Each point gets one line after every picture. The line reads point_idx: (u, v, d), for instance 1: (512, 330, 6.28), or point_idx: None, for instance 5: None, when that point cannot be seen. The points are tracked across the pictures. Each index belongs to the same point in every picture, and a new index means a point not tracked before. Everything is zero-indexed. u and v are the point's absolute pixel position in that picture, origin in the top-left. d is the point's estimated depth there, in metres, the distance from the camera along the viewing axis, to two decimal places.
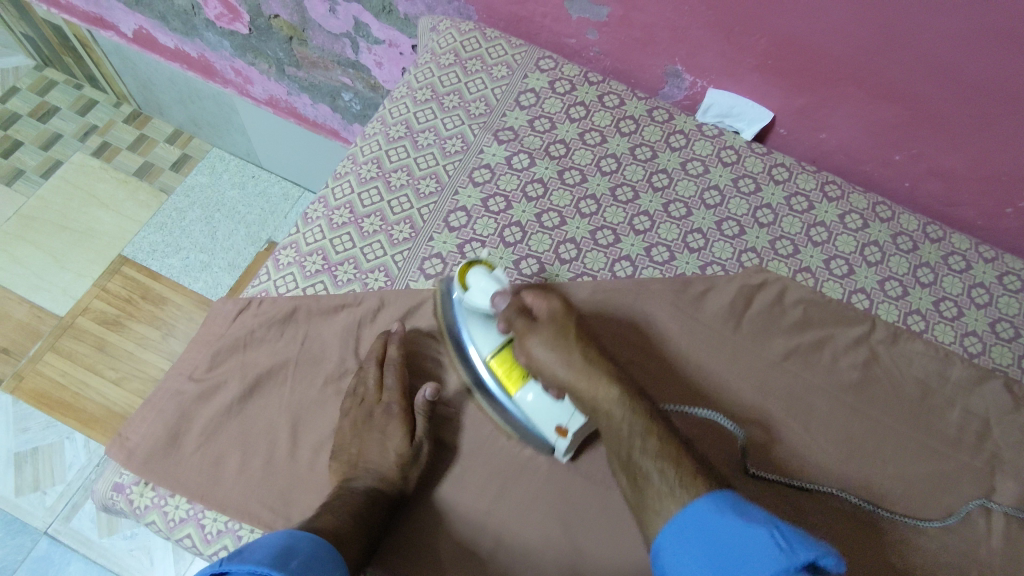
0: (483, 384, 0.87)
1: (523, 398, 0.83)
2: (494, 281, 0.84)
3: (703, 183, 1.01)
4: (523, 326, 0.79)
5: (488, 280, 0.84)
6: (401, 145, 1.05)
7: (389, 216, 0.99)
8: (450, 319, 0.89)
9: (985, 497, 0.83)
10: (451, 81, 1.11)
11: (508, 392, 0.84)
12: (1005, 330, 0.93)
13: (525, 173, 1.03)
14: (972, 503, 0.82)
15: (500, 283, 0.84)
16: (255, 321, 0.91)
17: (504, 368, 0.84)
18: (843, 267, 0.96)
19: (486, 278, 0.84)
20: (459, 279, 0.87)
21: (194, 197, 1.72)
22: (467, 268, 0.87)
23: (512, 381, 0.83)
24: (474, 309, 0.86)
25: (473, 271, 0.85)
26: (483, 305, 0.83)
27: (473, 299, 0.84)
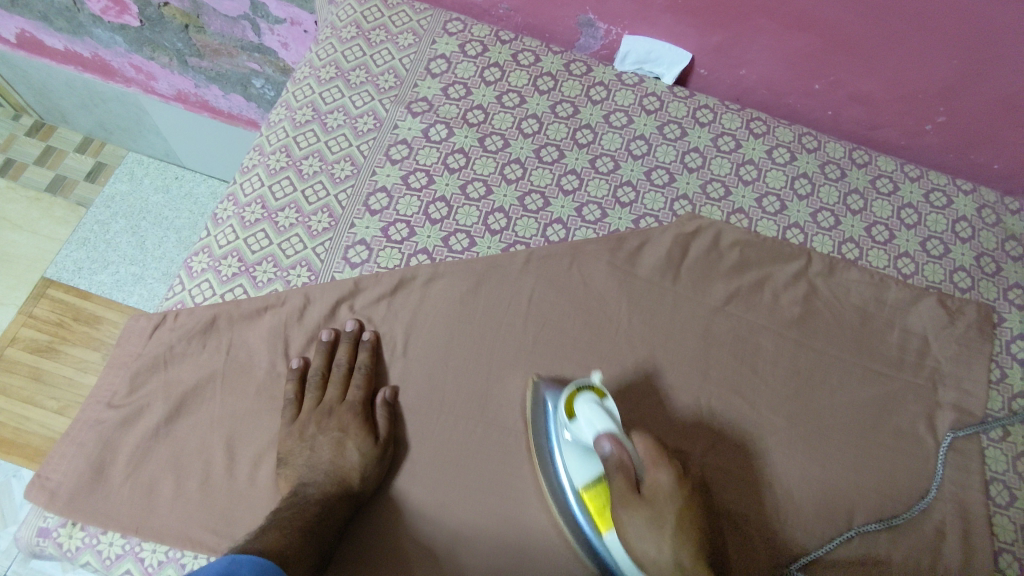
0: (568, 514, 0.68)
1: (615, 544, 0.64)
2: (604, 413, 0.64)
3: (629, 133, 0.91)
4: (624, 487, 0.62)
5: (598, 411, 0.64)
6: (281, 126, 0.87)
7: (271, 203, 0.81)
8: (540, 437, 0.71)
9: (953, 431, 0.77)
10: (355, 55, 0.93)
11: (596, 530, 0.65)
12: (935, 247, 0.88)
13: (445, 144, 0.87)
14: (943, 441, 0.76)
15: (612, 415, 0.65)
16: (173, 336, 0.73)
17: (596, 504, 0.66)
18: (776, 204, 0.89)
19: (597, 407, 0.65)
20: (566, 407, 0.67)
21: (115, 207, 1.60)
22: (576, 392, 0.67)
23: (604, 518, 0.65)
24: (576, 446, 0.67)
25: (583, 397, 0.66)
26: (589, 440, 0.64)
27: (580, 434, 0.65)
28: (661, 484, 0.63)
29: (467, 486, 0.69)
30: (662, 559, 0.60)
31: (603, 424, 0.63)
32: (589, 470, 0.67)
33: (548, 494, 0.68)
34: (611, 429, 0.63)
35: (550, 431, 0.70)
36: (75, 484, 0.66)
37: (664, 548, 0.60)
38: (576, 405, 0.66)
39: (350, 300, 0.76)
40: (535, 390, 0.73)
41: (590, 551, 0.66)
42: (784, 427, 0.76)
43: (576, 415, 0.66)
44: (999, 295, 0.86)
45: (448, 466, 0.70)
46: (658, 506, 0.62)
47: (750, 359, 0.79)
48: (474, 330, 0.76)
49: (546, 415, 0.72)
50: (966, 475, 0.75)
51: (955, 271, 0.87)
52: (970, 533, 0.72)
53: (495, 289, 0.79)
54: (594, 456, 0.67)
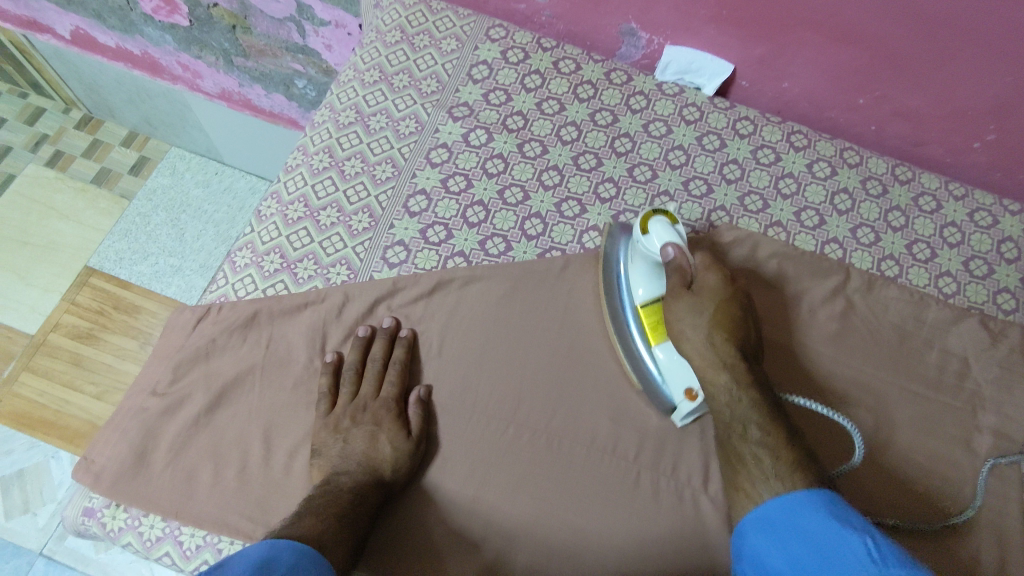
0: (624, 327, 0.76)
1: (660, 355, 0.73)
2: (676, 235, 0.71)
3: (667, 143, 0.91)
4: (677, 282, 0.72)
5: (670, 233, 0.71)
6: (325, 127, 0.89)
7: (313, 201, 0.83)
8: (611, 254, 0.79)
9: (995, 457, 0.75)
10: (399, 60, 0.94)
11: (648, 341, 0.74)
12: (979, 267, 0.86)
13: (484, 149, 0.88)
14: (984, 468, 0.75)
15: (682, 235, 0.73)
16: (216, 328, 0.75)
17: (649, 320, 0.74)
18: (815, 218, 0.88)
19: (668, 228, 0.72)
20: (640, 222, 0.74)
21: (157, 200, 1.65)
22: (652, 214, 0.74)
23: (659, 330, 0.73)
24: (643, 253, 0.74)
25: (658, 215, 0.73)
26: (656, 250, 0.72)
27: (648, 246, 0.73)
28: (709, 284, 0.72)
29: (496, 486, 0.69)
30: (703, 350, 0.70)
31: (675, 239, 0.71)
32: (652, 286, 0.74)
33: (608, 303, 0.78)
34: (678, 241, 0.71)
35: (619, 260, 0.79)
36: (118, 467, 0.68)
37: (700, 331, 0.70)
38: (649, 225, 0.73)
39: (387, 300, 0.78)
40: (610, 234, 0.81)
41: (641, 365, 0.75)
42: (816, 442, 0.75)
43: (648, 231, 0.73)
44: None
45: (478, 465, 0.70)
46: (706, 297, 0.71)
47: (784, 373, 0.78)
48: (508, 333, 0.77)
49: (618, 245, 0.80)
50: (1006, 502, 0.73)
51: (999, 292, 0.85)
52: (1007, 561, 0.71)
53: (530, 293, 0.79)
54: (659, 275, 0.75)
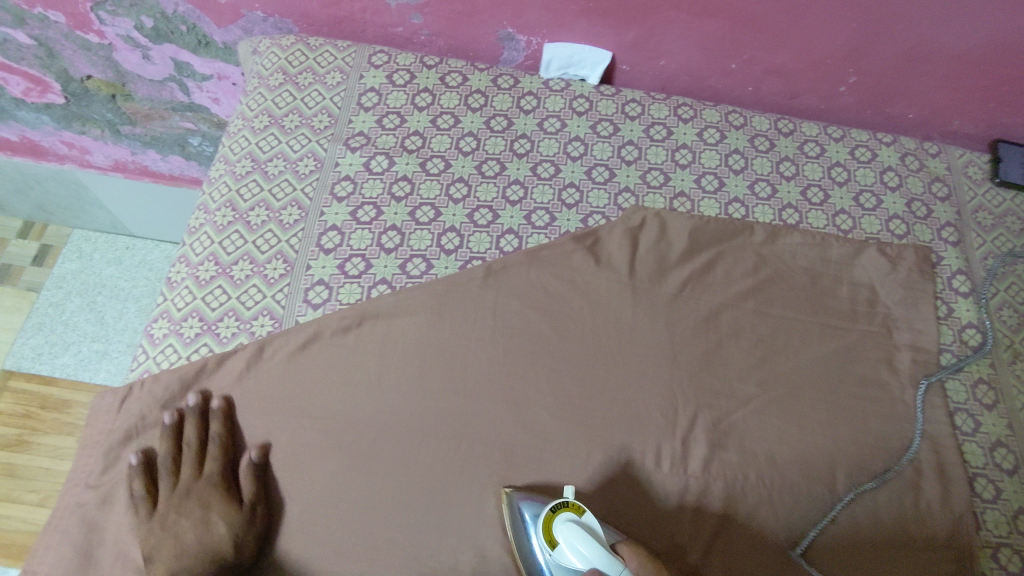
0: None
1: None
2: (591, 539, 0.61)
3: (565, 137, 0.94)
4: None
5: (582, 536, 0.61)
6: (222, 181, 0.87)
7: (223, 257, 0.81)
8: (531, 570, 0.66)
9: (926, 377, 0.80)
10: (286, 101, 0.94)
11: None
12: (869, 200, 0.93)
13: (388, 173, 0.89)
14: (919, 390, 0.80)
15: (596, 533, 0.63)
16: (143, 405, 0.72)
17: None
18: (714, 181, 0.92)
19: (577, 530, 0.61)
20: (545, 532, 0.64)
21: (68, 286, 1.57)
22: (553, 513, 0.65)
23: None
24: (569, 569, 0.63)
25: (561, 520, 0.64)
26: (577, 568, 0.61)
27: (566, 561, 0.62)
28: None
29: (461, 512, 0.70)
30: None
31: (593, 551, 0.60)
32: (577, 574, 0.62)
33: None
34: (597, 564, 0.60)
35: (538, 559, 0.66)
36: (66, 570, 0.65)
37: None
38: (555, 531, 0.63)
39: (317, 341, 0.76)
40: (511, 503, 0.69)
41: None
42: (755, 397, 0.78)
43: (558, 541, 0.63)
44: (934, 235, 0.91)
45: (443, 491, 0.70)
46: None
47: (714, 333, 0.81)
48: (445, 350, 0.77)
49: (521, 516, 0.67)
50: (931, 409, 0.79)
51: (891, 219, 0.92)
52: (944, 465, 0.76)
53: (459, 307, 0.80)
54: (568, 532, 0.62)
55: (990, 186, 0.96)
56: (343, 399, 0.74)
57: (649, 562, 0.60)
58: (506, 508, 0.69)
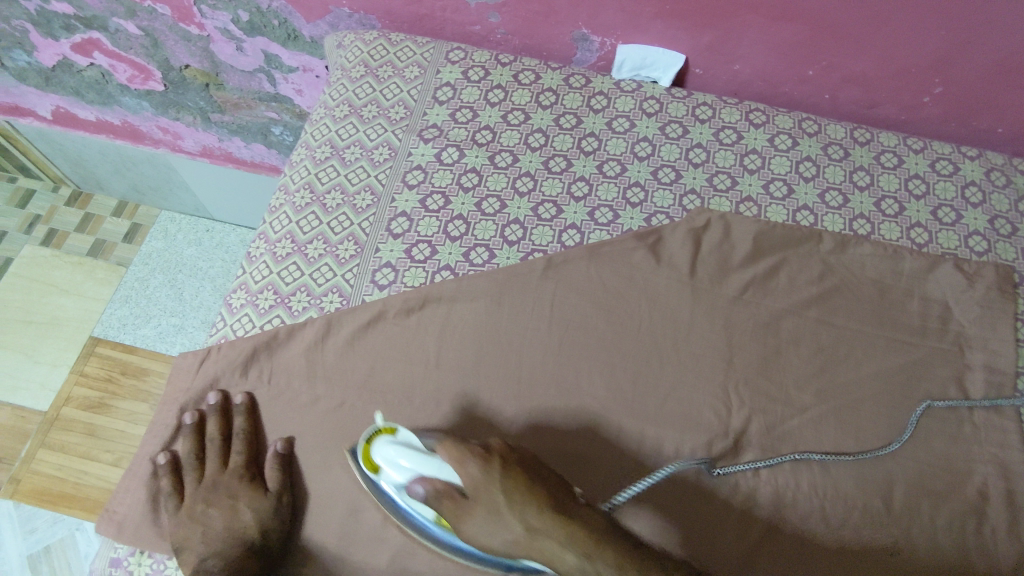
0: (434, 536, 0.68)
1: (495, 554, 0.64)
2: (405, 448, 0.67)
3: (633, 137, 0.95)
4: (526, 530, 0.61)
5: (396, 448, 0.67)
6: (302, 165, 0.93)
7: (299, 236, 0.86)
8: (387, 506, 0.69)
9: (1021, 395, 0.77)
10: (366, 92, 0.98)
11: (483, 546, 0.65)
12: (947, 215, 0.89)
13: (458, 165, 0.92)
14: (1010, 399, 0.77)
15: (413, 445, 0.68)
16: (218, 368, 0.77)
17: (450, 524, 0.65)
18: (783, 188, 0.91)
19: (392, 446, 0.67)
20: (366, 460, 0.69)
21: (153, 263, 1.68)
22: (369, 443, 0.69)
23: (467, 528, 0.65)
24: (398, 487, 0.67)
25: (377, 445, 0.68)
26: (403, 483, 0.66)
27: (390, 479, 0.67)
28: (475, 482, 0.63)
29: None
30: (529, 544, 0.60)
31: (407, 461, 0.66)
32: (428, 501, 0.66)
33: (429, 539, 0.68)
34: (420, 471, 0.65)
35: (381, 488, 0.69)
36: (141, 514, 0.71)
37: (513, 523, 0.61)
38: (374, 457, 0.68)
39: (380, 319, 0.80)
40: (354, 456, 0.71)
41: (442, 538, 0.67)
42: (813, 407, 0.76)
43: (379, 464, 0.68)
44: (1017, 254, 0.87)
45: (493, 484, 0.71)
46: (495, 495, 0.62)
47: (773, 339, 0.80)
48: (503, 337, 0.79)
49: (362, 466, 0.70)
50: (1004, 432, 0.75)
51: (971, 235, 0.88)
52: (1014, 492, 0.72)
53: (518, 296, 0.82)
54: (381, 456, 0.67)
55: None
56: (402, 377, 0.77)
57: (458, 449, 0.65)
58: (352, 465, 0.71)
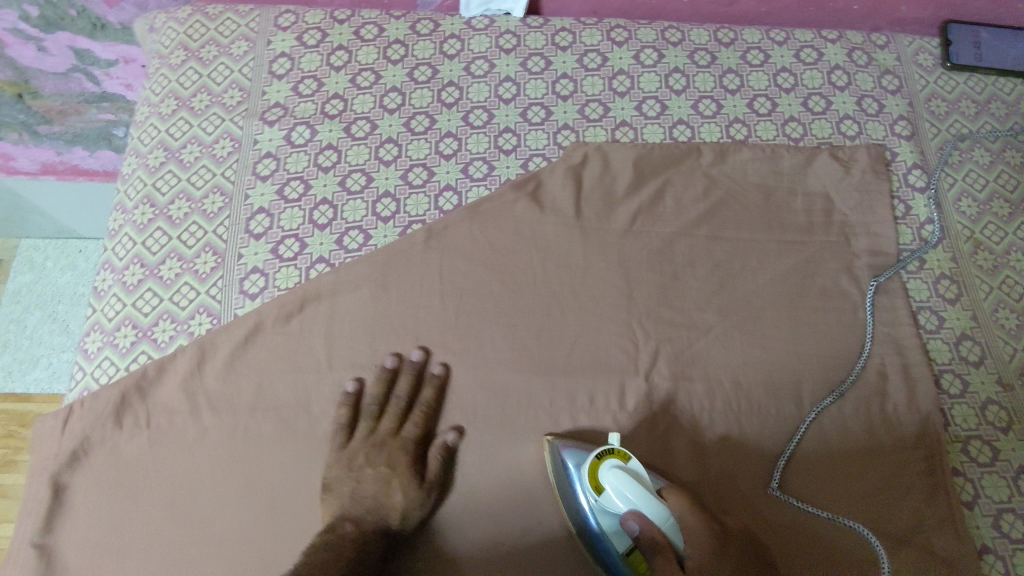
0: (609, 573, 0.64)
1: None
2: (638, 484, 0.61)
3: (495, 79, 0.88)
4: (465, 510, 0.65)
5: (627, 482, 0.61)
6: (136, 177, 0.82)
7: (148, 258, 0.77)
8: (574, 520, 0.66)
9: (912, 266, 0.80)
10: (192, 80, 0.87)
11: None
12: (818, 104, 0.89)
13: (312, 144, 0.83)
14: (904, 276, 0.80)
15: (643, 482, 0.62)
16: (87, 424, 0.70)
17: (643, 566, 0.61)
18: (656, 106, 0.88)
19: (624, 476, 0.62)
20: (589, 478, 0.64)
21: (25, 300, 1.42)
22: (598, 461, 0.64)
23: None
24: (602, 509, 0.63)
25: (606, 466, 0.63)
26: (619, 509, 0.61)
27: (608, 503, 0.62)
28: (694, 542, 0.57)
29: (467, 493, 0.68)
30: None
31: (637, 495, 0.60)
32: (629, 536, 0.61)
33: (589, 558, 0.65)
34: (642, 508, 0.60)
35: (581, 501, 0.65)
36: None
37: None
38: (602, 475, 0.63)
39: (257, 332, 0.73)
40: (553, 450, 0.68)
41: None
42: (716, 326, 0.76)
43: (603, 486, 0.63)
44: (887, 132, 0.88)
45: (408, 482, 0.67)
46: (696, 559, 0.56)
47: (668, 266, 0.79)
48: (395, 322, 0.74)
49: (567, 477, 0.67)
50: (894, 310, 0.78)
51: (842, 121, 0.88)
52: (909, 365, 0.75)
53: (403, 275, 0.76)
54: (608, 481, 0.62)
55: (942, 72, 0.92)
56: (294, 388, 0.71)
57: (692, 505, 0.60)
58: (554, 471, 0.68)
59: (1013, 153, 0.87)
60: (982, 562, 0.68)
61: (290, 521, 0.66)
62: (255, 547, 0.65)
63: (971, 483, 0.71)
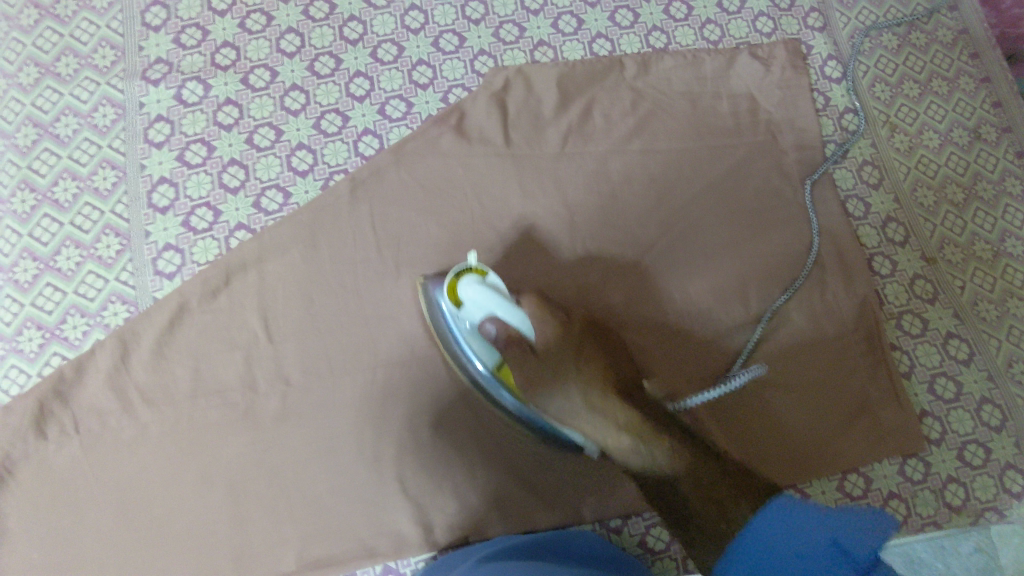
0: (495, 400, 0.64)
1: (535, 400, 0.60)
2: (490, 290, 0.60)
3: (399, 8, 0.82)
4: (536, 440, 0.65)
5: (483, 290, 0.60)
6: (6, 160, 0.72)
7: (41, 250, 0.69)
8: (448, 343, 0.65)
9: (839, 154, 0.82)
10: (51, 42, 0.76)
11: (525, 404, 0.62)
12: (732, 3, 0.87)
13: (207, 100, 0.75)
14: (832, 164, 0.81)
15: (497, 286, 0.61)
16: (6, 440, 0.63)
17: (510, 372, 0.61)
18: (572, 21, 0.84)
19: (480, 285, 0.60)
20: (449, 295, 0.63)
21: None
22: (457, 279, 0.62)
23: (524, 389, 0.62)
24: (467, 324, 0.62)
25: (463, 281, 0.61)
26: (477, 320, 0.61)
27: (469, 316, 0.61)
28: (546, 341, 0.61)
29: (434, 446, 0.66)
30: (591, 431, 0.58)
31: (494, 304, 0.59)
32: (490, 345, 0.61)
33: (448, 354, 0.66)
34: (495, 310, 0.59)
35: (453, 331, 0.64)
36: None
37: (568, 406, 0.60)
38: (459, 291, 0.61)
39: (181, 314, 0.67)
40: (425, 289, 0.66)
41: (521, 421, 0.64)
42: (659, 241, 0.76)
43: (462, 299, 0.61)
44: (800, 26, 0.87)
45: (370, 447, 0.65)
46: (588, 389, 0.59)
47: (607, 187, 0.77)
48: (332, 281, 0.70)
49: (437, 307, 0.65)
50: (824, 203, 0.79)
51: (757, 19, 0.87)
52: (843, 252, 0.78)
53: (333, 232, 0.71)
54: (464, 290, 0.60)
55: None
56: (232, 365, 0.67)
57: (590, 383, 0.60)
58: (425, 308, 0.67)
59: (918, 34, 0.89)
60: (923, 425, 0.73)
61: (255, 505, 0.64)
62: (221, 538, 0.63)
63: (908, 354, 0.76)
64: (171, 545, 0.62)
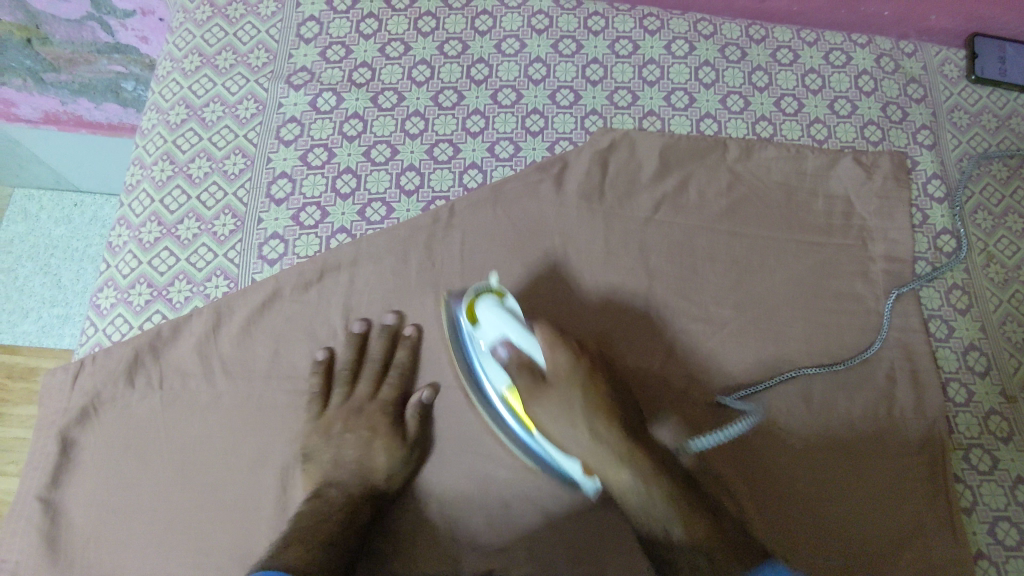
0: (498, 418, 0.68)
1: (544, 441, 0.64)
2: (510, 315, 0.63)
3: (525, 59, 0.87)
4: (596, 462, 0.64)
5: (501, 313, 0.63)
6: (156, 132, 0.80)
7: (166, 216, 0.76)
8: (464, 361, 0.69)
9: (930, 273, 0.81)
10: (217, 37, 0.85)
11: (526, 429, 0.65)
12: (844, 107, 0.89)
13: (337, 111, 0.82)
14: (921, 281, 0.81)
15: (516, 314, 0.64)
16: (99, 379, 0.69)
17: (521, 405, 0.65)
18: (684, 98, 0.88)
19: (498, 310, 0.64)
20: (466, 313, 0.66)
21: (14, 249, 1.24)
22: (476, 298, 0.66)
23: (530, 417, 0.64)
24: (484, 351, 0.66)
25: (482, 303, 0.65)
26: (490, 341, 0.64)
27: (483, 335, 0.64)
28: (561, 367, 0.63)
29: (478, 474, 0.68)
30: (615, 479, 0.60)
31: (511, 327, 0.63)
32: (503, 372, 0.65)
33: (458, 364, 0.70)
34: (508, 334, 0.63)
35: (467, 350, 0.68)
36: (37, 555, 0.64)
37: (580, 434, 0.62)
38: (478, 312, 0.64)
39: (273, 298, 0.72)
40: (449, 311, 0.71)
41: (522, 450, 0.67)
42: (732, 322, 0.77)
43: (478, 320, 0.65)
44: (909, 141, 0.88)
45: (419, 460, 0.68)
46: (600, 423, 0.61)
47: (689, 259, 0.79)
48: (414, 297, 0.74)
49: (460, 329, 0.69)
50: (906, 317, 0.79)
51: (866, 126, 0.88)
52: (918, 371, 0.76)
53: (424, 251, 0.75)
54: (483, 308, 0.64)
55: (967, 84, 0.92)
56: (308, 355, 0.71)
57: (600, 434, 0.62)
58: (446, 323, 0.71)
59: None
60: (976, 566, 0.70)
61: (301, 492, 0.66)
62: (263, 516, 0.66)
63: (971, 489, 0.73)
64: (219, 512, 0.66)
